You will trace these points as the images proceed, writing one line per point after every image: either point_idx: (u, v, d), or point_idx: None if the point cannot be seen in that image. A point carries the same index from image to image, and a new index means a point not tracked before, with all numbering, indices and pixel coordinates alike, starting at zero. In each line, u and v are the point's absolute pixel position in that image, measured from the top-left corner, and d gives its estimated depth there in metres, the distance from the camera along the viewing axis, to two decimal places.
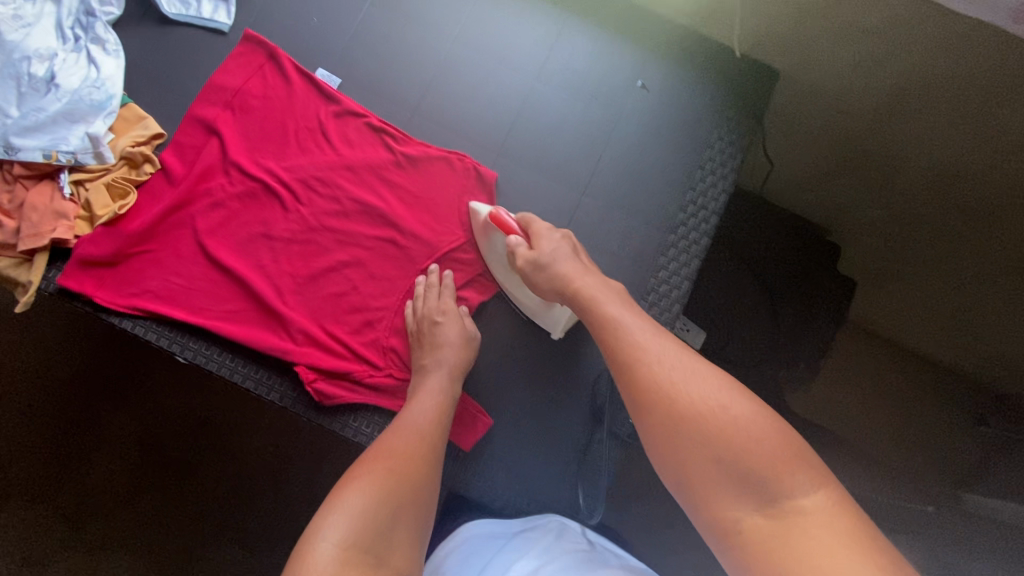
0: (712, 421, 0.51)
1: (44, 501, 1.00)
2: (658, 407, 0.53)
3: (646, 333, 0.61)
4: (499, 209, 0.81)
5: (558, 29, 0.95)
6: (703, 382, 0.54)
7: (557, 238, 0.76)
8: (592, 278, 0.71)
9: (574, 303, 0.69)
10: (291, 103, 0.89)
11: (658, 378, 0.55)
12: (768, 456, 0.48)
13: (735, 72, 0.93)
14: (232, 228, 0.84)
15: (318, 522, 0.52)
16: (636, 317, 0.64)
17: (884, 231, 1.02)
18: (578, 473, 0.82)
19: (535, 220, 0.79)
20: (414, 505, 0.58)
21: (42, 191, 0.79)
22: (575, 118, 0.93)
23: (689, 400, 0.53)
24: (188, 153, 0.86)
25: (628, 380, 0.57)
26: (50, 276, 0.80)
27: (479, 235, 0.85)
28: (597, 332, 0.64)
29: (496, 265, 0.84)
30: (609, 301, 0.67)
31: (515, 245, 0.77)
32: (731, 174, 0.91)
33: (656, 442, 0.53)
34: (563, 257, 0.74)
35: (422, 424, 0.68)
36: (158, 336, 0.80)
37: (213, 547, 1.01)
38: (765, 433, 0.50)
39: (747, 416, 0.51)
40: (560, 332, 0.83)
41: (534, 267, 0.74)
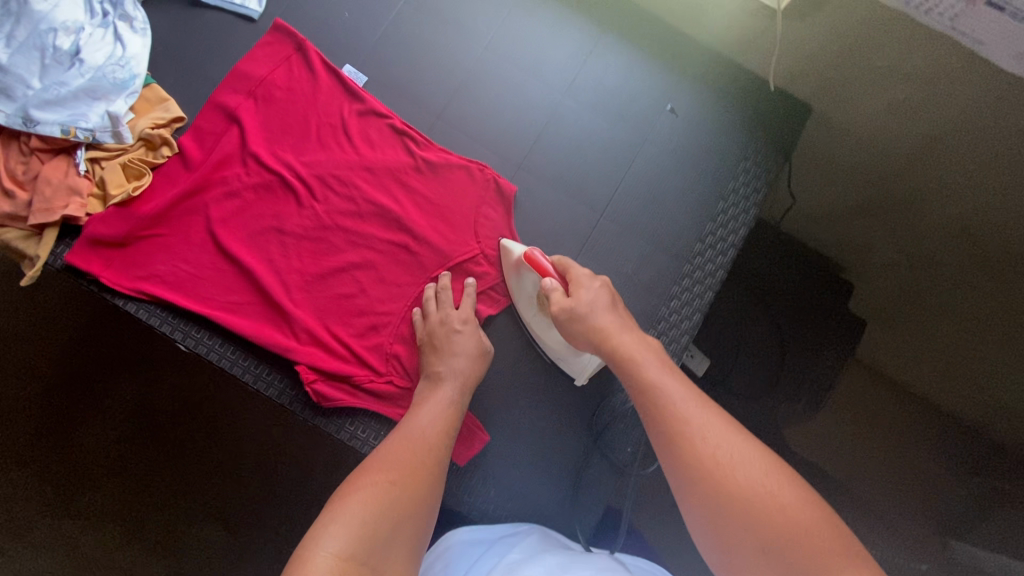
0: (762, 507, 0.50)
1: (35, 466, 1.00)
2: (701, 485, 0.54)
3: (688, 400, 0.60)
4: (534, 249, 0.79)
5: (590, 45, 0.93)
6: (749, 463, 0.54)
7: (596, 286, 0.74)
8: (629, 333, 0.70)
9: (609, 359, 0.68)
10: (315, 97, 0.88)
11: (702, 454, 0.55)
12: (814, 546, 0.47)
13: (765, 104, 0.91)
14: (244, 219, 0.83)
15: (316, 531, 0.51)
16: (678, 383, 0.63)
17: (901, 277, 1.00)
18: (571, 498, 0.80)
19: (572, 264, 0.77)
20: (412, 521, 0.57)
21: (57, 165, 0.78)
22: (599, 137, 0.91)
23: (734, 482, 0.52)
24: (206, 140, 0.85)
25: (669, 452, 0.57)
26: (59, 252, 0.79)
27: (510, 272, 0.83)
28: (635, 394, 0.64)
29: (524, 304, 0.83)
30: (647, 360, 0.66)
31: (549, 289, 0.75)
32: (753, 209, 0.89)
33: (705, 525, 0.53)
34: (600, 309, 0.72)
35: (428, 436, 0.67)
36: (161, 322, 0.80)
37: (200, 528, 1.01)
38: (811, 522, 0.49)
39: (795, 503, 0.50)
40: (585, 379, 0.81)
41: (569, 315, 0.72)
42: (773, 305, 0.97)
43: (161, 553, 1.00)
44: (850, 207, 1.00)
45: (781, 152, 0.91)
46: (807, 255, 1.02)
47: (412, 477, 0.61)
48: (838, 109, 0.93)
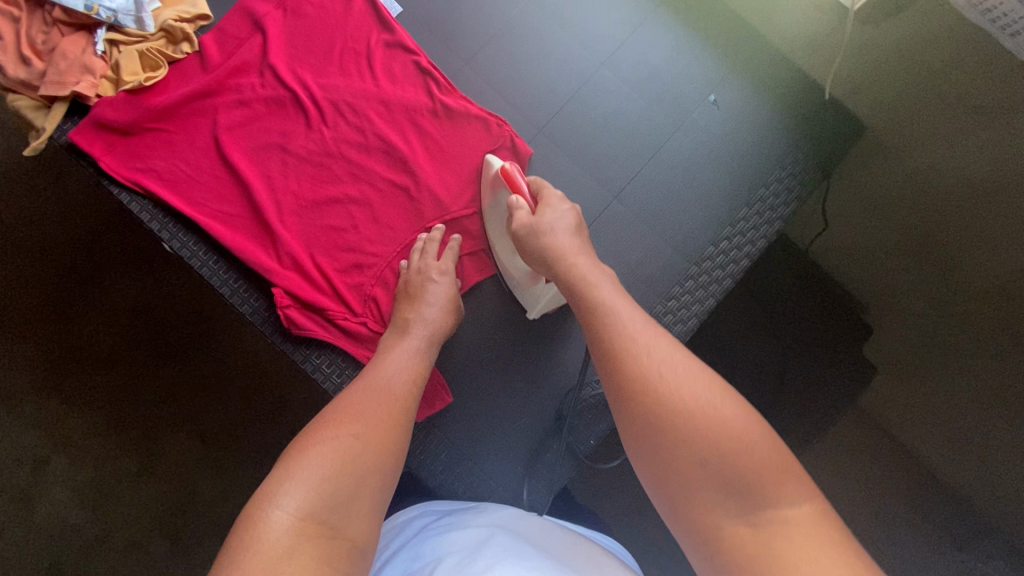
0: (702, 419, 0.46)
1: (33, 341, 1.02)
2: (643, 402, 0.49)
3: (637, 321, 0.56)
4: (511, 166, 0.75)
5: (644, 17, 0.88)
6: (690, 376, 0.50)
7: (564, 210, 0.71)
8: (587, 257, 0.66)
9: (562, 282, 0.64)
10: (345, 20, 0.85)
11: (646, 369, 0.51)
12: (755, 459, 0.44)
13: (819, 115, 0.84)
14: (251, 131, 0.81)
15: (270, 490, 0.45)
16: (628, 304, 0.59)
17: (927, 327, 0.90)
18: (521, 474, 0.77)
19: (549, 188, 0.74)
20: (380, 476, 0.50)
21: (76, 41, 0.77)
22: (633, 114, 0.86)
23: (678, 398, 0.48)
24: (228, 44, 0.84)
25: (611, 371, 0.53)
26: (64, 129, 0.79)
27: (487, 188, 0.80)
28: (583, 316, 0.59)
29: (494, 222, 0.80)
30: (601, 284, 0.62)
31: (515, 206, 0.72)
32: (778, 222, 0.82)
33: (638, 436, 0.49)
34: (561, 230, 0.68)
35: (396, 385, 0.60)
36: (150, 219, 0.79)
37: (174, 433, 1.01)
38: (756, 437, 0.45)
39: (738, 418, 0.46)
40: (538, 312, 0.79)
41: (529, 232, 0.69)
42: (780, 326, 0.92)
43: (134, 449, 1.01)
44: (887, 244, 0.90)
45: (824, 167, 0.84)
46: (832, 294, 0.92)
47: (381, 428, 0.54)
48: (896, 129, 0.87)
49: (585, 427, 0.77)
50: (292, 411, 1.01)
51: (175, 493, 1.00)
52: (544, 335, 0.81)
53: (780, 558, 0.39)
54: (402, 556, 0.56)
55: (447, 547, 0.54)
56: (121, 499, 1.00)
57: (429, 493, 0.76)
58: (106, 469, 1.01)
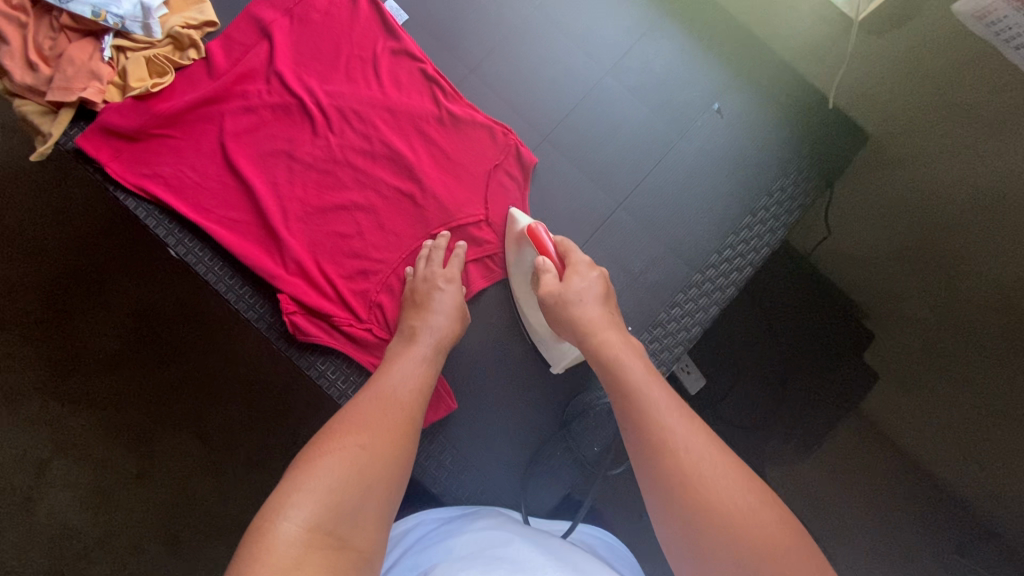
0: (740, 526, 0.46)
1: (36, 343, 1.02)
2: (681, 500, 0.49)
3: (672, 410, 0.56)
4: (540, 227, 0.76)
5: (648, 25, 0.88)
6: (728, 480, 0.50)
7: (592, 278, 0.71)
8: (617, 332, 0.67)
9: (593, 357, 0.64)
10: (352, 28, 0.85)
11: (682, 465, 0.51)
12: (793, 572, 0.43)
13: (820, 125, 0.85)
14: (258, 138, 0.82)
15: (277, 501, 0.45)
16: (661, 389, 0.59)
17: (927, 335, 0.90)
18: (524, 480, 0.77)
19: (576, 252, 0.74)
20: (387, 488, 0.50)
21: (83, 46, 0.78)
22: (637, 122, 0.86)
23: (716, 500, 0.48)
24: (235, 50, 0.84)
25: (646, 461, 0.53)
26: (71, 134, 0.79)
27: (511, 245, 0.80)
28: (615, 397, 0.60)
29: (518, 280, 0.80)
30: (633, 362, 0.62)
31: (543, 269, 0.73)
32: (781, 230, 0.83)
33: (675, 535, 0.49)
34: (590, 300, 0.69)
35: (403, 396, 0.60)
36: (157, 224, 0.79)
37: (175, 436, 1.01)
38: (794, 551, 0.45)
39: (776, 529, 0.46)
40: (562, 368, 0.78)
41: (557, 300, 0.69)
42: (780, 332, 0.93)
43: (135, 452, 1.01)
44: (887, 251, 0.91)
45: (826, 176, 0.85)
46: (832, 303, 0.93)
47: (388, 439, 0.54)
48: (898, 139, 0.86)
49: (589, 434, 0.78)
50: (295, 414, 1.01)
51: (175, 496, 1.00)
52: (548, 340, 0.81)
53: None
54: (404, 565, 0.56)
55: (446, 555, 0.54)
56: (123, 501, 1.00)
57: (433, 498, 0.76)
58: (109, 472, 1.01)
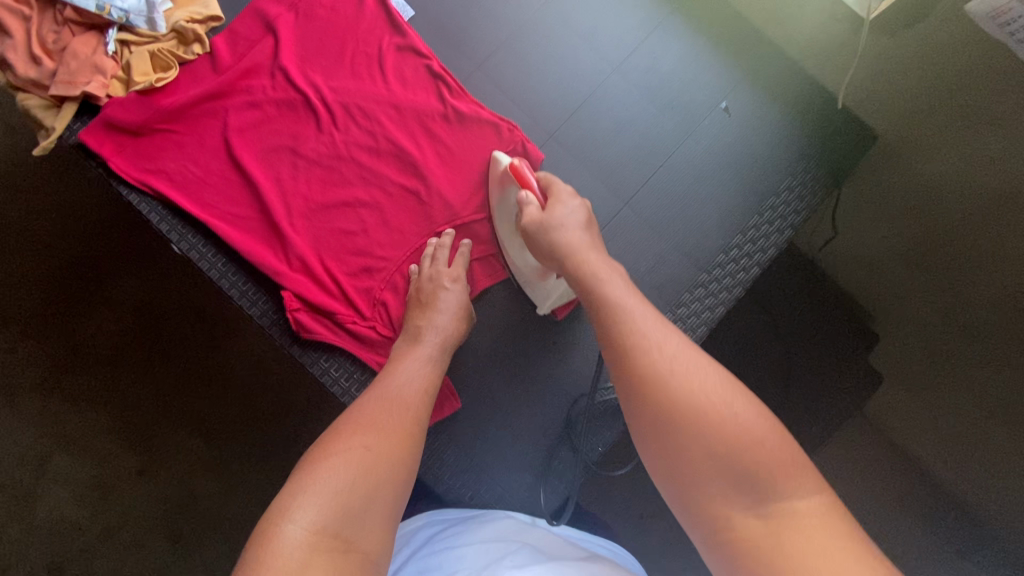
0: (713, 415, 0.46)
1: (37, 339, 1.01)
2: (653, 398, 0.49)
3: (647, 317, 0.55)
4: (520, 162, 0.74)
5: (657, 23, 0.87)
6: (702, 374, 0.49)
7: (574, 205, 0.70)
8: (597, 252, 0.66)
9: (572, 277, 0.64)
10: (357, 23, 0.84)
11: (655, 364, 0.50)
12: (765, 454, 0.44)
13: (830, 125, 0.84)
14: (262, 133, 0.81)
15: (283, 503, 0.44)
16: (637, 298, 0.58)
17: (933, 338, 0.89)
18: (530, 481, 0.77)
19: (558, 182, 0.73)
20: (393, 489, 0.50)
21: (87, 41, 0.77)
22: (644, 121, 0.85)
23: (689, 393, 0.48)
24: (240, 45, 0.83)
25: (620, 365, 0.53)
26: (74, 128, 0.78)
27: (494, 184, 0.79)
28: (592, 310, 0.59)
29: (502, 218, 0.79)
30: (611, 278, 0.61)
31: (525, 203, 0.71)
32: (788, 230, 0.82)
33: (649, 433, 0.49)
34: (571, 225, 0.68)
35: (408, 395, 0.60)
36: (160, 220, 0.78)
37: (176, 433, 1.01)
38: (765, 431, 0.45)
39: (749, 415, 0.46)
40: (547, 308, 0.78)
41: (540, 228, 0.68)
42: (785, 335, 0.92)
43: (136, 448, 1.01)
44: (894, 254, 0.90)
45: (835, 177, 0.84)
46: (838, 306, 0.93)
47: (393, 439, 0.53)
48: (912, 145, 0.87)
49: (592, 434, 0.77)
50: (297, 411, 1.01)
51: (176, 493, 1.00)
52: (554, 340, 0.80)
53: (789, 551, 0.39)
54: (408, 571, 0.56)
55: (452, 565, 0.53)
56: (123, 497, 1.00)
57: (436, 498, 0.76)
58: (109, 467, 1.00)
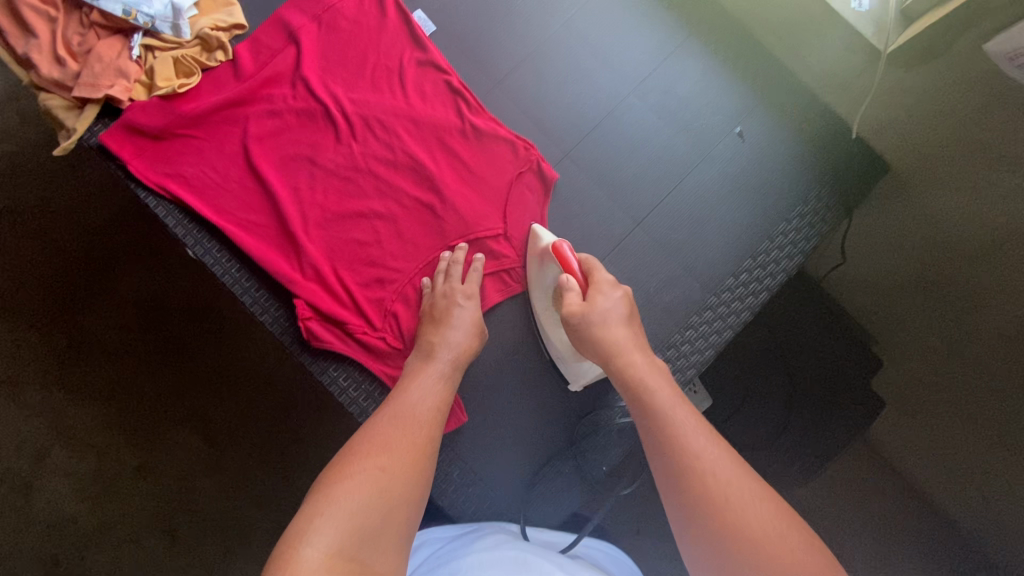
0: (767, 546, 0.45)
1: (42, 332, 1.02)
2: (706, 523, 0.48)
3: (698, 433, 0.55)
4: (563, 242, 0.75)
5: (674, 46, 0.89)
6: (755, 499, 0.49)
7: (617, 296, 0.70)
8: (643, 354, 0.66)
9: (619, 379, 0.64)
10: (379, 36, 0.85)
11: (707, 488, 0.50)
12: None
13: (840, 151, 0.86)
14: (281, 142, 0.82)
15: (300, 526, 0.44)
16: (687, 412, 0.58)
17: (935, 366, 0.87)
18: (532, 496, 0.77)
19: (599, 270, 0.73)
20: (405, 511, 0.50)
21: (112, 44, 0.78)
22: (659, 142, 0.86)
23: (743, 523, 0.47)
24: (262, 54, 0.84)
25: (672, 485, 0.53)
26: (95, 130, 0.79)
27: (532, 261, 0.80)
28: (641, 421, 0.59)
29: (539, 297, 0.79)
30: (660, 386, 0.61)
31: (567, 289, 0.71)
32: (798, 256, 0.83)
33: (701, 560, 0.48)
34: (614, 320, 0.68)
35: (421, 414, 0.60)
36: (176, 224, 0.79)
37: (176, 431, 1.01)
38: (823, 570, 0.44)
39: (805, 551, 0.45)
40: (581, 385, 0.78)
41: (582, 321, 0.68)
42: (789, 358, 0.93)
43: (137, 446, 1.01)
44: (899, 281, 0.91)
45: (846, 206, 0.85)
46: (843, 330, 0.94)
47: (407, 461, 0.54)
48: (918, 171, 0.86)
49: (599, 451, 0.78)
50: (303, 414, 1.01)
51: (174, 491, 1.00)
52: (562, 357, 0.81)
53: None
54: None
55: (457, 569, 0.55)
56: (122, 494, 1.00)
57: (440, 509, 0.76)
58: (110, 464, 1.01)
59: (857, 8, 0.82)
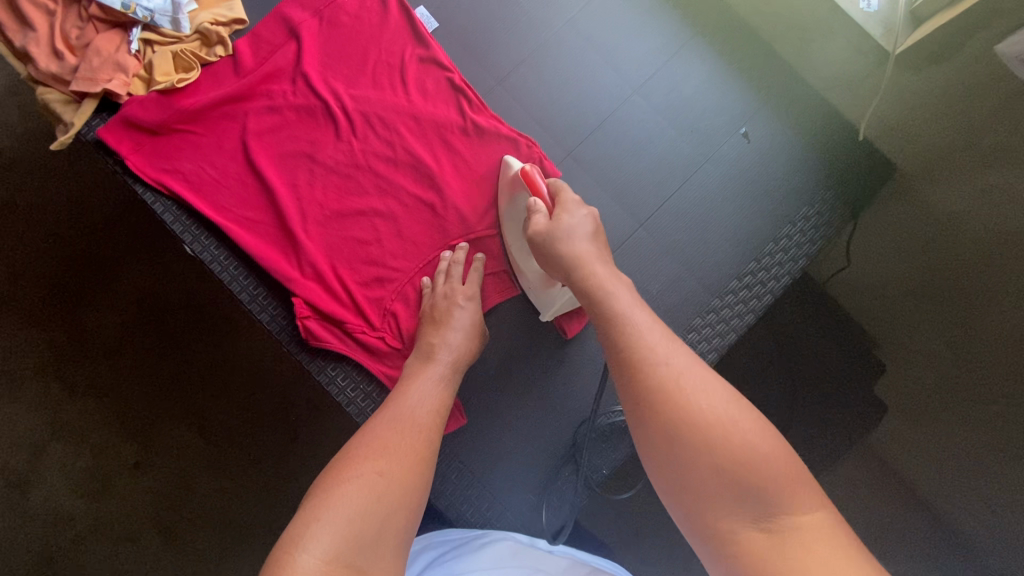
0: (719, 433, 0.46)
1: (40, 328, 1.01)
2: (658, 413, 0.49)
3: (654, 332, 0.55)
4: (532, 167, 0.74)
5: (679, 44, 0.88)
6: (708, 388, 0.49)
7: (582, 215, 0.69)
8: (605, 264, 0.64)
9: (580, 288, 0.62)
10: (380, 32, 0.84)
11: (660, 380, 0.50)
12: (766, 469, 0.43)
13: (846, 153, 0.85)
14: (280, 138, 0.81)
15: (297, 532, 0.44)
16: (644, 312, 0.58)
17: (942, 373, 0.85)
18: (531, 501, 0.76)
19: (567, 191, 0.72)
20: (403, 516, 0.49)
21: (111, 38, 0.77)
22: (662, 142, 0.85)
23: (695, 411, 0.47)
24: (263, 49, 0.83)
25: (625, 380, 0.52)
26: (92, 125, 0.78)
27: (504, 190, 0.79)
28: (600, 324, 0.58)
29: (512, 227, 0.79)
30: (618, 290, 0.60)
31: (534, 210, 0.70)
32: (803, 259, 0.81)
33: (653, 446, 0.49)
34: (579, 236, 0.66)
35: (420, 417, 0.59)
36: (174, 221, 0.78)
37: (174, 428, 1.00)
38: (769, 447, 0.45)
39: (754, 431, 0.46)
40: (551, 315, 0.78)
41: (546, 238, 0.67)
42: (788, 361, 0.96)
43: (134, 442, 1.00)
44: (905, 287, 0.89)
45: (852, 209, 0.84)
46: (845, 335, 0.96)
47: (406, 465, 0.53)
48: (927, 175, 0.85)
49: (600, 456, 0.77)
50: (301, 413, 1.00)
51: (172, 488, 0.99)
52: (563, 360, 0.80)
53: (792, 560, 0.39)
54: None
55: None
56: (119, 491, 0.99)
57: (438, 513, 0.75)
58: (107, 461, 1.00)
59: (866, 7, 0.82)
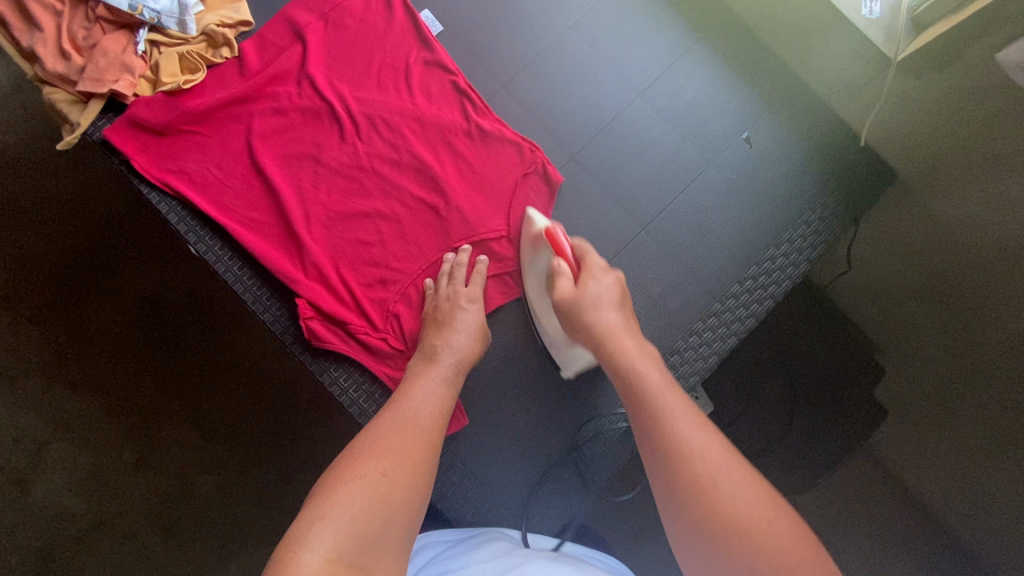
0: (754, 533, 0.45)
1: (43, 326, 1.01)
2: (692, 505, 0.48)
3: (686, 417, 0.55)
4: (557, 227, 0.74)
5: (681, 49, 0.88)
6: (741, 483, 0.49)
7: (608, 282, 0.70)
8: (633, 338, 0.65)
9: (610, 363, 0.63)
10: (386, 35, 0.85)
11: (693, 470, 0.50)
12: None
13: (845, 158, 0.86)
14: (285, 141, 0.81)
15: (300, 531, 0.44)
16: (675, 394, 0.58)
17: (941, 380, 0.85)
18: (532, 502, 0.77)
19: (593, 255, 0.73)
20: (405, 516, 0.49)
21: (118, 39, 0.78)
22: (665, 146, 0.86)
23: (729, 508, 0.47)
24: (268, 51, 0.84)
25: (658, 468, 0.52)
26: (98, 125, 0.78)
27: (526, 245, 0.79)
28: (631, 403, 0.58)
29: (533, 283, 0.79)
30: (649, 369, 0.61)
31: (559, 272, 0.71)
32: (804, 264, 0.82)
33: (686, 538, 0.48)
34: (605, 305, 0.67)
35: (422, 419, 0.60)
36: (179, 221, 0.78)
37: (175, 426, 1.01)
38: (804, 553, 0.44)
39: (788, 535, 0.45)
40: (573, 373, 0.78)
41: (573, 305, 0.68)
42: (791, 364, 0.95)
43: (136, 441, 1.00)
44: (905, 293, 0.90)
45: (851, 214, 0.84)
46: (850, 340, 0.94)
47: (409, 466, 0.53)
48: (926, 180, 0.85)
49: (600, 458, 0.77)
50: (303, 412, 1.01)
51: (173, 486, 1.00)
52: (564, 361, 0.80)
53: None
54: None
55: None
56: (120, 489, 1.00)
57: (440, 513, 0.75)
58: (108, 459, 1.00)
59: (867, 14, 0.80)
